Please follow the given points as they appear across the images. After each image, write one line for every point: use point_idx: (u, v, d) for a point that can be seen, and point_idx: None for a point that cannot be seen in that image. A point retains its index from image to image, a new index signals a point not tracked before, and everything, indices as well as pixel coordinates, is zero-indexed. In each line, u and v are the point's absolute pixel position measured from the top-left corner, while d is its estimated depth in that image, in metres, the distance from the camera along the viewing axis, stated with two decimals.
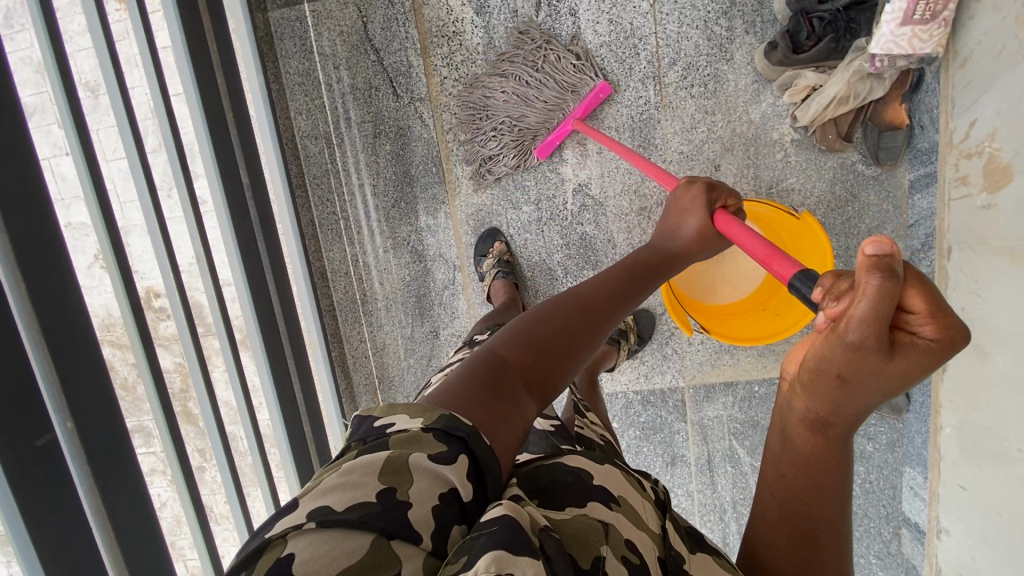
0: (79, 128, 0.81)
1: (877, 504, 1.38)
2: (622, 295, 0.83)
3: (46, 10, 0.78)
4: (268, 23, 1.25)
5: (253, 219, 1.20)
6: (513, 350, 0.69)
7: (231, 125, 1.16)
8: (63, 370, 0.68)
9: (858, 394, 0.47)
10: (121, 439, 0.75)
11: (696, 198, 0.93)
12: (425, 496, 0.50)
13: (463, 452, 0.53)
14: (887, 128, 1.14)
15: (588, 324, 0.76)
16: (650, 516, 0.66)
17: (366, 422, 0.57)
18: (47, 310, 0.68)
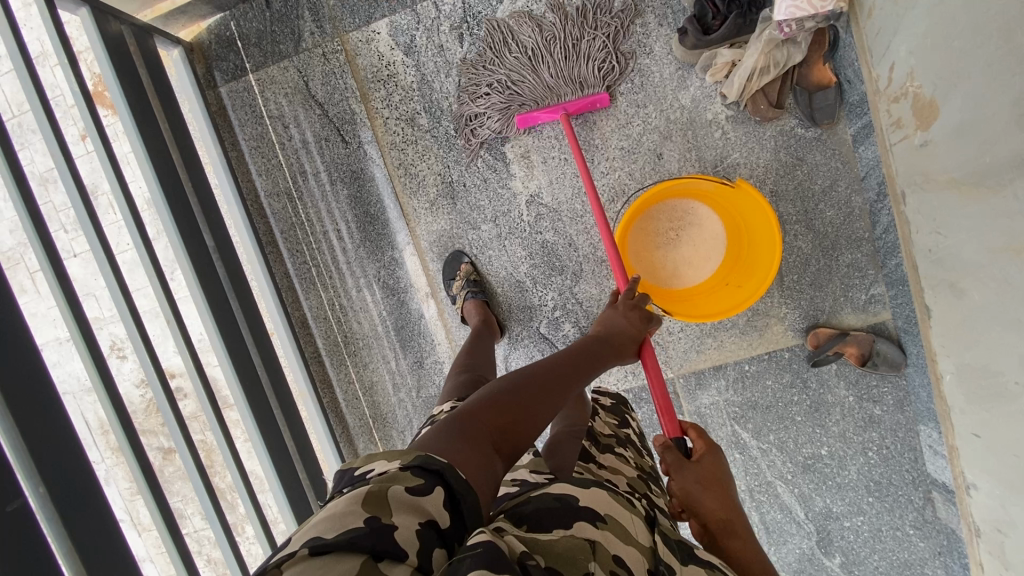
0: (37, 228, 0.94)
1: (900, 471, 1.27)
2: (574, 374, 0.84)
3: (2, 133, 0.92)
4: (220, 98, 1.36)
5: (223, 279, 1.27)
6: (484, 410, 0.68)
7: (191, 195, 1.24)
8: (29, 439, 0.75)
9: (710, 480, 0.83)
10: (94, 496, 0.81)
11: (630, 313, 1.00)
12: (408, 520, 0.47)
13: (439, 483, 0.52)
14: (816, 88, 1.16)
15: (546, 393, 0.76)
16: (640, 532, 0.61)
17: (348, 474, 0.55)
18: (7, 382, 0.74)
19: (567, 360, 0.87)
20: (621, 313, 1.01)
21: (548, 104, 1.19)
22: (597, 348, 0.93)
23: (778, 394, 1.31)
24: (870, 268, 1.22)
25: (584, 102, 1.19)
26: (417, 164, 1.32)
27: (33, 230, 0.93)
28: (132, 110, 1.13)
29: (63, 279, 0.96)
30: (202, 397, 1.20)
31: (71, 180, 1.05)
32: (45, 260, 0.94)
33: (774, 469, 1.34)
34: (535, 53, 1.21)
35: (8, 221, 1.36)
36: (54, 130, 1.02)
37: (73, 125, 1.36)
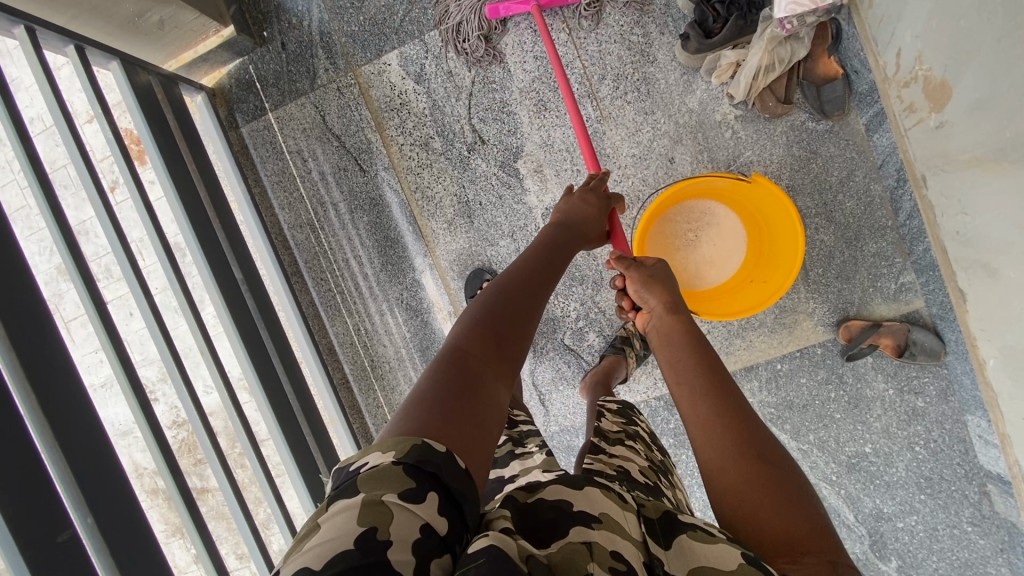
0: (82, 272, 0.98)
1: (952, 465, 1.22)
2: (544, 278, 0.85)
3: (43, 180, 0.96)
4: (242, 138, 1.42)
5: (252, 310, 1.30)
6: (471, 341, 0.68)
7: (219, 232, 1.29)
8: (78, 472, 0.78)
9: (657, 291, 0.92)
10: (138, 528, 0.83)
11: (587, 197, 1.03)
12: (405, 533, 0.44)
13: (433, 488, 0.48)
14: (823, 82, 1.16)
15: (523, 307, 0.77)
16: (633, 527, 0.57)
17: (344, 469, 0.50)
18: (59, 416, 0.78)
19: (535, 262, 0.87)
20: (583, 202, 1.02)
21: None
22: (566, 238, 0.95)
23: (814, 392, 1.27)
24: (897, 256, 1.20)
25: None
26: (434, 186, 1.35)
27: (78, 272, 0.98)
28: (164, 155, 1.19)
29: (106, 318, 1.00)
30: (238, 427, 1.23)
31: (109, 225, 1.10)
32: (89, 302, 0.98)
33: (817, 470, 1.30)
34: None
35: (47, 271, 1.42)
36: (91, 175, 1.07)
37: (107, 176, 1.43)
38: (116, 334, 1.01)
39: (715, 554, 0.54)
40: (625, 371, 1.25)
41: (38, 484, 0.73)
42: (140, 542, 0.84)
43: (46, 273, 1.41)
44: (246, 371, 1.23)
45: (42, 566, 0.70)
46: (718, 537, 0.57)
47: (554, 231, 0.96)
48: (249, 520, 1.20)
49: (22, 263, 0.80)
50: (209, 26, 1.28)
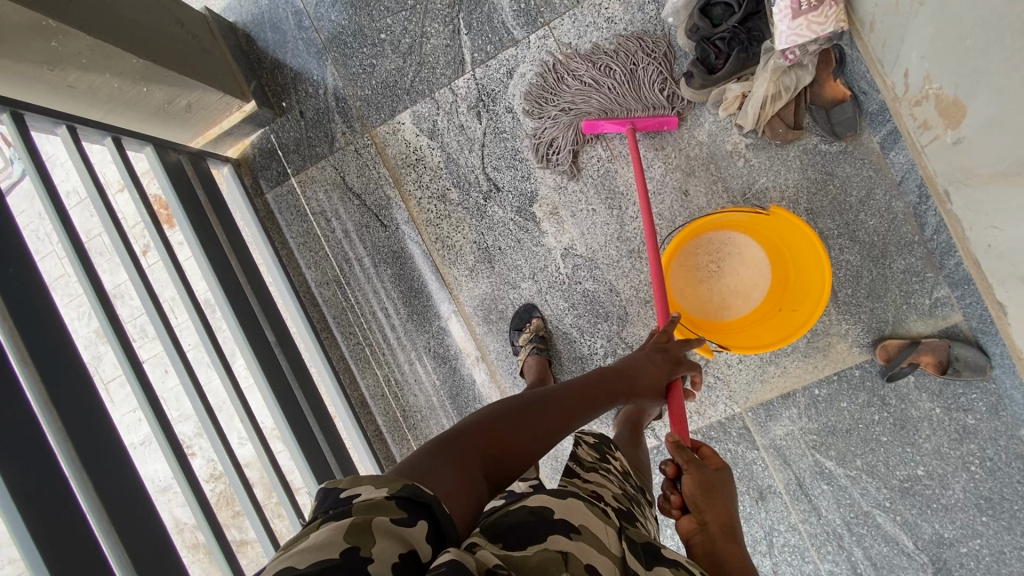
0: (123, 343, 1.03)
1: (1012, 483, 1.17)
2: (584, 407, 0.85)
3: (84, 260, 1.01)
4: (267, 204, 1.47)
5: (287, 373, 1.34)
6: (482, 437, 0.71)
7: (250, 294, 1.33)
8: (129, 549, 0.86)
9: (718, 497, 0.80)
10: None
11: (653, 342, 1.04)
12: (386, 552, 0.47)
13: (424, 518, 0.52)
14: (832, 104, 1.17)
15: (546, 430, 0.78)
16: (612, 542, 0.61)
17: (332, 492, 0.54)
18: (112, 498, 0.87)
19: (582, 389, 0.88)
20: (647, 357, 0.99)
21: (618, 117, 1.21)
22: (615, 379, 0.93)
23: (857, 416, 1.24)
24: (927, 271, 1.17)
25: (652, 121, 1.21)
26: (453, 236, 1.38)
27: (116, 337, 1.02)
28: (191, 220, 1.25)
29: (147, 388, 1.04)
30: (277, 483, 1.25)
31: (147, 296, 1.16)
32: (130, 372, 1.02)
33: (869, 497, 1.24)
34: (602, 77, 1.25)
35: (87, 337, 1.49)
36: (127, 251, 1.13)
37: (139, 242, 1.51)
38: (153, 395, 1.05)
39: None
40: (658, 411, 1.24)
41: (86, 564, 0.79)
42: None
43: (85, 337, 1.50)
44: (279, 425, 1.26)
45: None
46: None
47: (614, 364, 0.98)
48: None
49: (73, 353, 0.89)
50: (232, 103, 1.36)
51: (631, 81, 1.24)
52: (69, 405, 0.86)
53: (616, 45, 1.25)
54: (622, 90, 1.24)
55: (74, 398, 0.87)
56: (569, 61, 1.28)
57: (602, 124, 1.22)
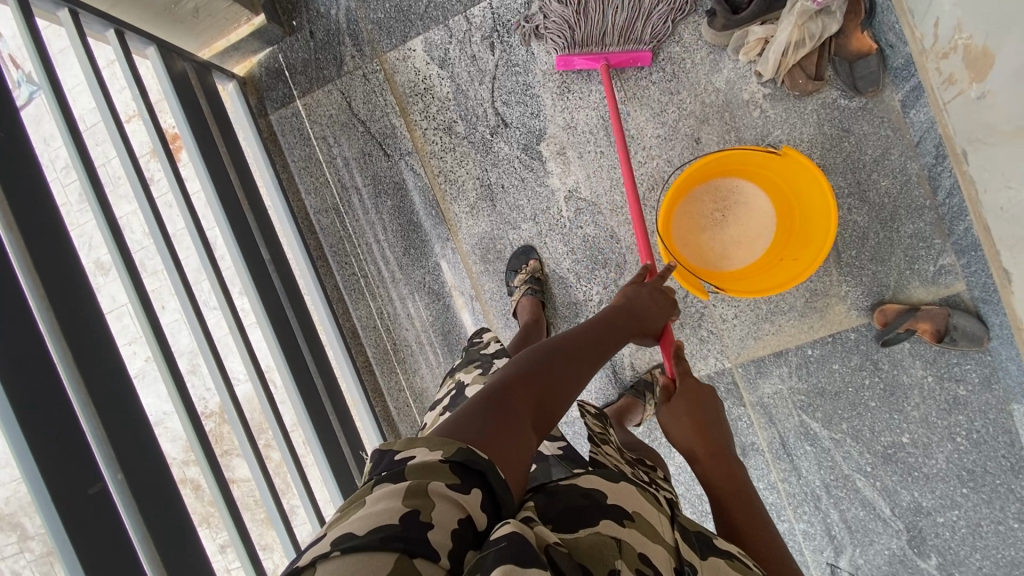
0: (115, 237, 1.01)
1: (995, 457, 1.17)
2: (601, 353, 0.84)
3: (79, 145, 0.98)
4: (271, 125, 1.45)
5: (279, 290, 1.32)
6: (514, 389, 0.69)
7: (248, 211, 1.31)
8: (109, 430, 0.81)
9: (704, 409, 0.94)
10: (160, 476, 0.87)
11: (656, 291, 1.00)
12: (445, 519, 0.48)
13: (478, 485, 0.52)
14: (856, 57, 1.13)
15: (573, 377, 0.76)
16: (666, 531, 0.63)
17: (387, 454, 0.54)
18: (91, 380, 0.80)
19: (598, 333, 0.86)
20: (647, 296, 0.98)
21: (592, 53, 1.19)
22: (625, 327, 0.92)
23: (847, 379, 1.23)
24: (935, 237, 1.15)
25: (627, 57, 1.20)
26: (456, 170, 1.36)
27: (109, 231, 1.01)
28: (190, 124, 1.22)
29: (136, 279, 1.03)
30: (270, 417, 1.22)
31: (141, 195, 1.13)
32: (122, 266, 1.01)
33: (851, 461, 1.25)
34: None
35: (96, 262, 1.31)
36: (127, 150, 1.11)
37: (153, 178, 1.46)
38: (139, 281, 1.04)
39: None
40: (641, 415, 1.26)
41: (64, 433, 0.74)
42: (165, 489, 0.87)
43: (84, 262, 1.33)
44: (277, 362, 1.25)
45: (76, 519, 0.72)
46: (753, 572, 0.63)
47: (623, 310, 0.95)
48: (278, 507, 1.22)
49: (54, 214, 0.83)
50: (242, 15, 1.31)
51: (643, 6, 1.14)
52: (49, 270, 0.79)
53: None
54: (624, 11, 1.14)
55: (55, 269, 0.80)
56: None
57: (573, 58, 1.20)
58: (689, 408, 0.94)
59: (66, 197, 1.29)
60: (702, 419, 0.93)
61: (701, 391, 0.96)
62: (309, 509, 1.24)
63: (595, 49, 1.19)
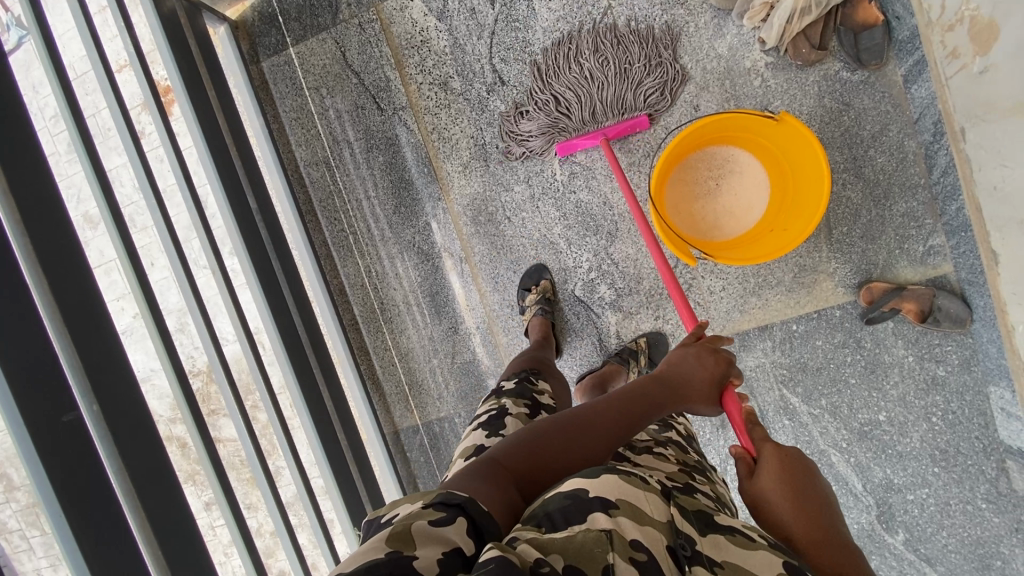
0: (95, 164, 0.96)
1: (969, 438, 1.18)
2: (631, 421, 0.79)
3: (59, 68, 0.95)
4: (262, 73, 1.41)
5: (265, 239, 1.30)
6: (515, 453, 0.67)
7: (236, 159, 1.28)
8: (87, 361, 0.76)
9: (801, 469, 0.75)
10: (139, 414, 0.81)
11: (702, 352, 0.94)
12: (429, 552, 0.48)
13: (460, 515, 0.53)
14: (862, 28, 1.12)
15: (592, 443, 0.72)
16: (656, 507, 0.59)
17: (374, 521, 0.56)
18: (63, 296, 0.75)
19: (631, 398, 0.83)
20: (690, 357, 0.94)
21: (588, 132, 1.21)
22: (656, 397, 0.86)
23: (829, 355, 1.24)
24: (927, 217, 1.15)
25: (624, 126, 1.20)
26: (451, 128, 1.34)
27: (86, 157, 0.96)
28: (178, 62, 1.18)
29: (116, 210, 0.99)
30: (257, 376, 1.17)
31: (125, 131, 1.11)
32: (101, 196, 0.96)
33: (827, 436, 1.26)
34: (599, 70, 1.23)
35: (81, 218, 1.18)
36: (111, 87, 1.10)
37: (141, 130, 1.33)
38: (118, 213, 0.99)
39: (750, 551, 0.57)
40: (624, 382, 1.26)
41: (40, 355, 0.70)
42: (143, 427, 0.82)
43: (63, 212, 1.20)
44: (263, 316, 1.23)
45: (48, 441, 0.68)
46: (758, 543, 0.58)
47: (662, 375, 0.91)
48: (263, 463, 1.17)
49: (29, 129, 0.79)
50: None
51: (623, 75, 1.22)
52: (22, 187, 0.75)
53: (622, 35, 1.22)
54: (609, 84, 1.22)
55: (20, 176, 0.75)
56: (570, 50, 1.25)
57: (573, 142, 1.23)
58: (781, 485, 0.73)
59: (55, 147, 1.13)
60: (811, 516, 0.68)
61: (788, 459, 0.77)
62: (291, 465, 1.21)
63: (592, 129, 1.22)
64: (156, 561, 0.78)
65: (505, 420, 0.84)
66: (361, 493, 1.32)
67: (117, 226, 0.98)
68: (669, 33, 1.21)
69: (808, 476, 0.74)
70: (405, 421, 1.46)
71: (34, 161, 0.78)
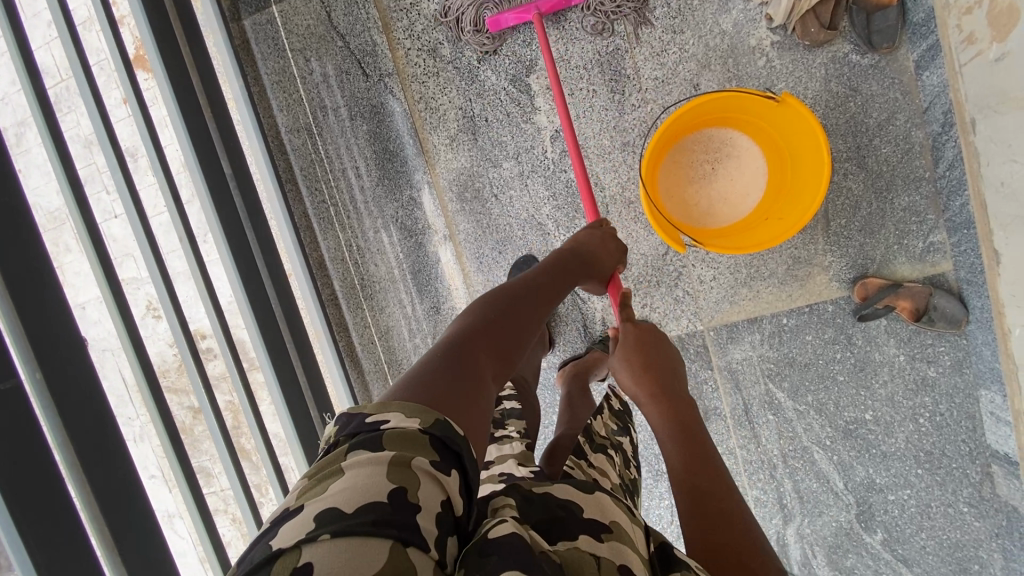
0: (48, 116, 0.90)
1: (955, 441, 1.15)
2: (551, 295, 0.84)
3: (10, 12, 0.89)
4: (244, 31, 1.34)
5: (239, 208, 1.25)
6: (475, 343, 0.66)
7: (210, 121, 1.22)
8: (29, 325, 0.71)
9: (655, 344, 0.91)
10: (88, 382, 0.77)
11: (606, 242, 1.01)
12: (431, 502, 0.43)
13: (456, 467, 0.48)
14: (875, 9, 1.05)
15: (525, 317, 0.76)
16: (642, 543, 0.57)
17: (357, 417, 0.49)
18: (1, 260, 0.71)
19: (548, 278, 0.86)
20: (597, 245, 1.00)
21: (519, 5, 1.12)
22: (572, 276, 0.91)
23: (819, 351, 1.20)
24: (929, 212, 1.11)
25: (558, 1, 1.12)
26: (438, 98, 1.28)
27: (39, 110, 0.89)
28: (148, 14, 1.11)
29: (71, 169, 0.93)
30: (226, 350, 1.13)
31: (85, 85, 1.04)
32: (54, 151, 0.90)
33: (811, 434, 1.23)
34: None
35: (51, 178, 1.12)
36: (72, 37, 1.03)
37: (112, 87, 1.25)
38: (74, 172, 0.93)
39: None
40: (606, 370, 1.23)
41: None
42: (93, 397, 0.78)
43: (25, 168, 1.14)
44: (235, 291, 1.19)
45: None
46: None
47: (574, 254, 0.95)
48: (227, 439, 1.14)
49: None
50: None
51: None
52: None
53: None
54: None
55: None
56: None
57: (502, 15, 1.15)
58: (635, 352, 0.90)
59: None
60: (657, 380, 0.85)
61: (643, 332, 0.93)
62: (258, 441, 1.18)
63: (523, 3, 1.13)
64: (102, 537, 0.75)
65: None
66: None
67: (71, 186, 0.92)
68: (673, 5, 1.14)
69: (660, 348, 0.91)
70: None
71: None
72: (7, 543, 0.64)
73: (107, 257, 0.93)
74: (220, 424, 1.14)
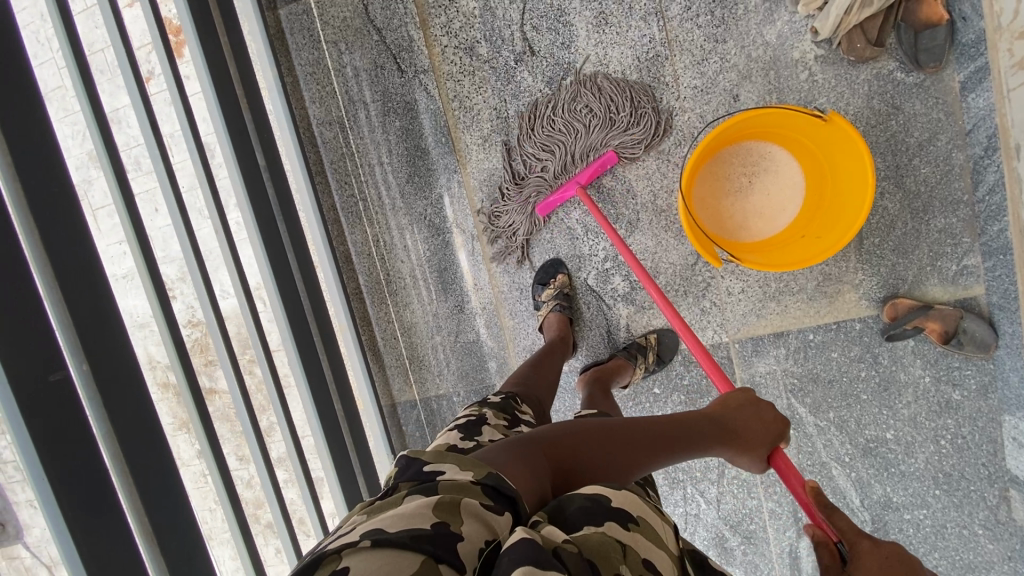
0: (93, 103, 0.90)
1: (975, 464, 1.15)
2: (664, 446, 0.77)
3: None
4: (279, 21, 1.33)
5: (271, 199, 1.25)
6: (548, 441, 0.66)
7: (246, 111, 1.22)
8: (76, 317, 0.72)
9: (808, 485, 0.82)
10: (129, 373, 0.78)
11: (756, 407, 0.90)
12: (474, 534, 0.46)
13: (510, 510, 0.51)
14: (923, 27, 1.04)
15: (624, 454, 0.71)
16: (668, 538, 0.58)
17: (417, 465, 0.55)
18: (51, 251, 0.71)
19: (665, 423, 0.81)
20: (746, 408, 0.90)
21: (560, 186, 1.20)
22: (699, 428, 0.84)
23: (843, 368, 1.20)
24: (964, 236, 1.10)
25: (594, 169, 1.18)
26: (473, 97, 1.27)
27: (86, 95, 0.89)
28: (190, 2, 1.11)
29: (115, 157, 0.93)
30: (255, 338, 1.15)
31: (127, 70, 1.04)
32: (99, 140, 0.91)
33: (831, 449, 1.24)
34: None
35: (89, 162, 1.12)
36: (116, 22, 1.03)
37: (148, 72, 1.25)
38: (117, 156, 0.93)
39: None
40: (629, 378, 1.22)
41: (26, 311, 0.67)
42: (135, 388, 0.79)
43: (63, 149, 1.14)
44: (265, 279, 1.19)
45: (31, 401, 0.65)
46: None
47: (711, 417, 0.87)
48: (256, 427, 1.15)
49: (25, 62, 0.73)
50: None
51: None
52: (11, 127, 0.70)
53: None
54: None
55: (11, 111, 0.70)
56: None
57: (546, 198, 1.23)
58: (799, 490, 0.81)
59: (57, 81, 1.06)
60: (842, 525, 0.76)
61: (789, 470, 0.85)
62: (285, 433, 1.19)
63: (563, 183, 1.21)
64: (144, 529, 0.76)
65: (482, 428, 0.79)
66: (355, 465, 1.32)
67: (115, 174, 0.92)
68: (717, 14, 1.13)
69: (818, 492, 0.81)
70: (403, 395, 1.44)
71: (26, 91, 0.72)
72: (54, 532, 0.65)
73: (148, 246, 0.93)
74: (250, 412, 1.15)
